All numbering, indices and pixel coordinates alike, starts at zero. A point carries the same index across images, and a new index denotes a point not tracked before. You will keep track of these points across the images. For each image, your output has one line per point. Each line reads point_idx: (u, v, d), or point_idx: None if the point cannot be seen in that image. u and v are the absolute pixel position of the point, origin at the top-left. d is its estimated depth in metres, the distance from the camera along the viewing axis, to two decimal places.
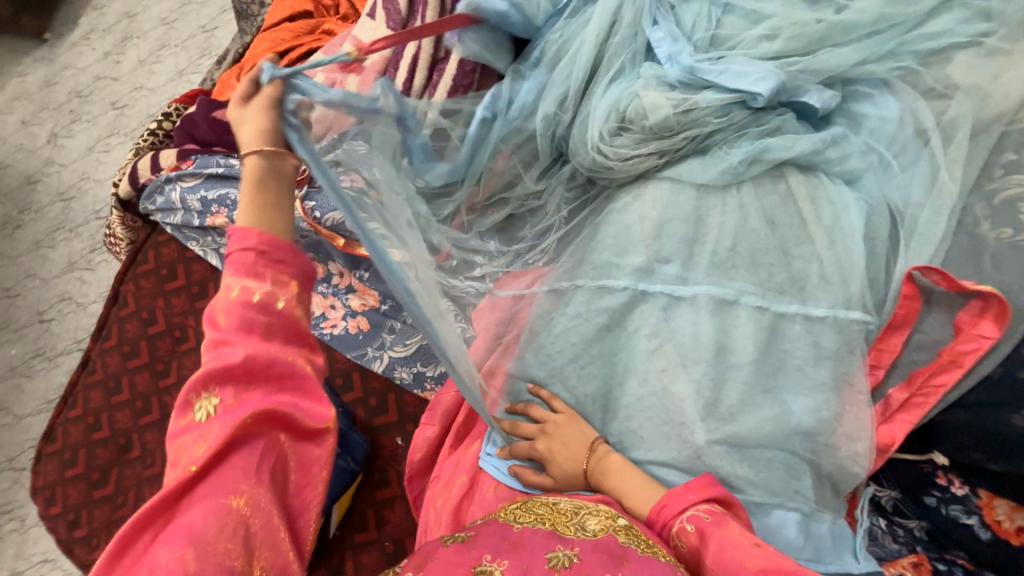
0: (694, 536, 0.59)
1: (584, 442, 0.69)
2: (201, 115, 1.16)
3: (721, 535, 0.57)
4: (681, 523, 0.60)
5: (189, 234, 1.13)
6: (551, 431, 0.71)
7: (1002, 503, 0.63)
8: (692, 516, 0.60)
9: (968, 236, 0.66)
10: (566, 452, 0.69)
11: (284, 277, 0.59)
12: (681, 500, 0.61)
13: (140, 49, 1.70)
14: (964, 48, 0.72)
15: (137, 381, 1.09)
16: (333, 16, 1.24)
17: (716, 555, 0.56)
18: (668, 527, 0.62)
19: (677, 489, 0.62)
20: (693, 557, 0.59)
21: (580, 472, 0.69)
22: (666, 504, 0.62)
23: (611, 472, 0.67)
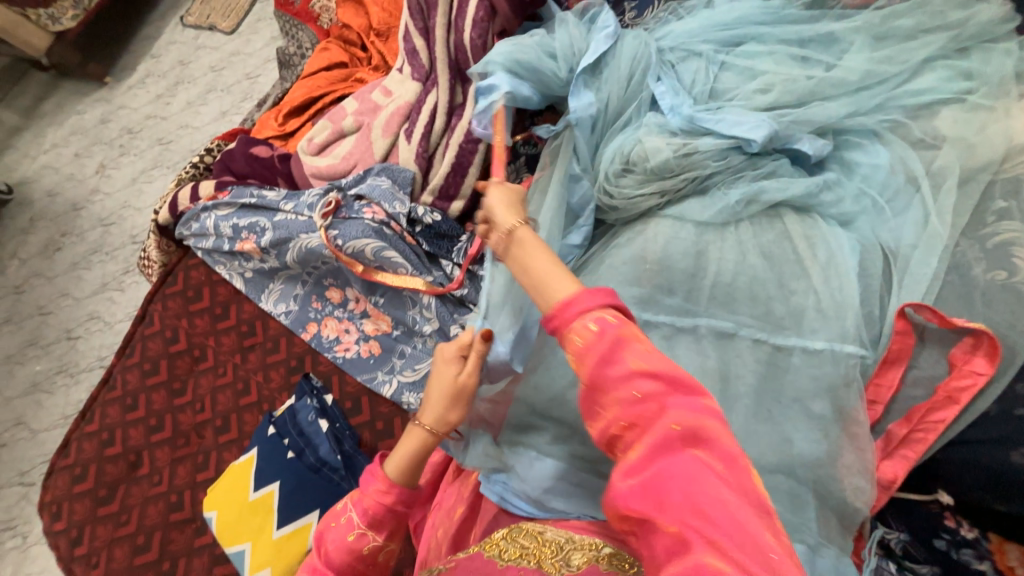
0: (594, 340, 0.49)
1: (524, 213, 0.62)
2: (239, 151, 1.27)
3: (623, 343, 0.48)
4: (581, 322, 0.50)
5: (217, 259, 1.21)
6: (505, 192, 0.66)
7: (1013, 547, 0.61)
8: (600, 317, 0.50)
9: (959, 276, 0.68)
10: (508, 205, 0.64)
11: (395, 534, 0.68)
12: (585, 301, 0.50)
13: (190, 93, 1.87)
14: (949, 103, 0.77)
15: (153, 399, 1.13)
16: (365, 66, 1.37)
17: (603, 372, 0.48)
18: (567, 326, 0.50)
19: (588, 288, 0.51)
20: (583, 358, 0.49)
21: (504, 238, 0.60)
22: (571, 302, 0.51)
23: (526, 241, 0.59)
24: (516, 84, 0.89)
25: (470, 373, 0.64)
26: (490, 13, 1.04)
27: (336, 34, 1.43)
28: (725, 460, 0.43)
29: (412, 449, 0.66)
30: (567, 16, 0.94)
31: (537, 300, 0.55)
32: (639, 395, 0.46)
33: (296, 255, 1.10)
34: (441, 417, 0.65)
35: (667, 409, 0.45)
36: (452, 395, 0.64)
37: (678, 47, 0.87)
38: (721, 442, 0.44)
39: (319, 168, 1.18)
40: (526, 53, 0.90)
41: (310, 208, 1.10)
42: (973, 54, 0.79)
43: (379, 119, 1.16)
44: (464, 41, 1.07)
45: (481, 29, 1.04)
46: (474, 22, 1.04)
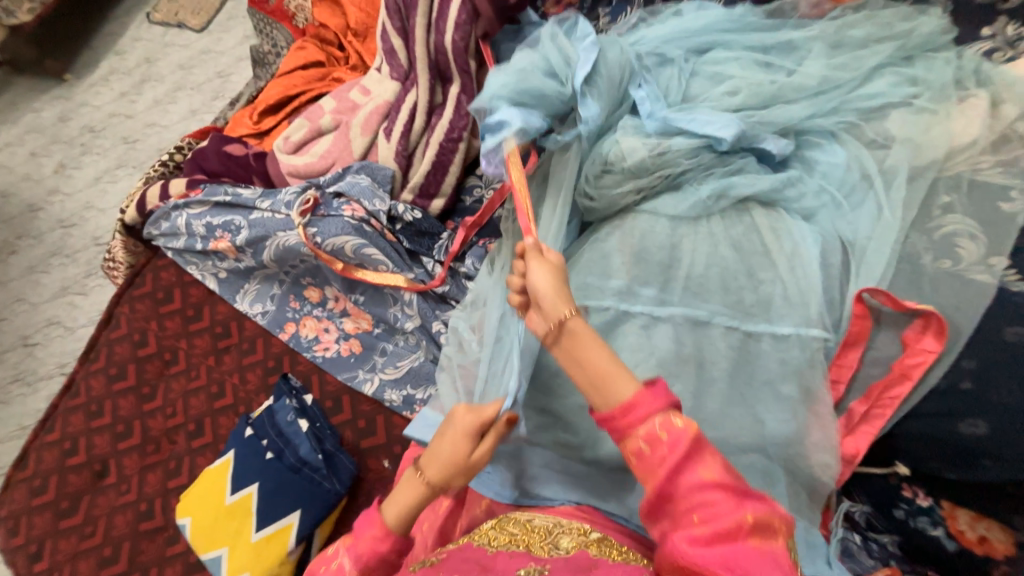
0: (665, 444, 0.54)
1: (571, 298, 0.63)
2: (213, 149, 1.24)
3: (692, 445, 0.54)
4: (648, 425, 0.55)
5: (189, 259, 1.17)
6: (551, 272, 0.64)
7: (963, 513, 0.65)
8: (668, 419, 0.55)
9: (909, 264, 0.73)
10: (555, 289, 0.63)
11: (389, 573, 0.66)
12: (654, 403, 0.56)
13: (157, 91, 1.82)
14: (898, 106, 0.83)
15: (120, 405, 1.08)
16: (343, 66, 1.36)
17: (673, 471, 0.53)
18: (636, 429, 0.55)
19: (653, 389, 0.56)
20: (654, 462, 0.54)
21: (555, 331, 0.62)
22: (638, 405, 0.56)
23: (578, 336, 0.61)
24: (527, 116, 0.83)
25: (485, 453, 0.64)
26: (473, 15, 1.05)
27: (312, 33, 1.42)
28: (780, 554, 0.50)
29: (408, 502, 0.64)
30: (551, 33, 0.90)
31: (596, 397, 0.59)
32: (707, 494, 0.52)
33: (273, 253, 1.08)
34: (444, 479, 0.64)
35: (734, 506, 0.51)
36: (462, 465, 0.64)
37: (651, 50, 0.90)
38: (776, 533, 0.51)
39: (297, 166, 1.17)
40: (529, 82, 0.84)
41: (288, 206, 1.09)
42: (917, 62, 0.85)
43: (358, 117, 1.16)
44: (446, 42, 1.08)
45: (463, 32, 1.06)
46: (456, 24, 1.06)
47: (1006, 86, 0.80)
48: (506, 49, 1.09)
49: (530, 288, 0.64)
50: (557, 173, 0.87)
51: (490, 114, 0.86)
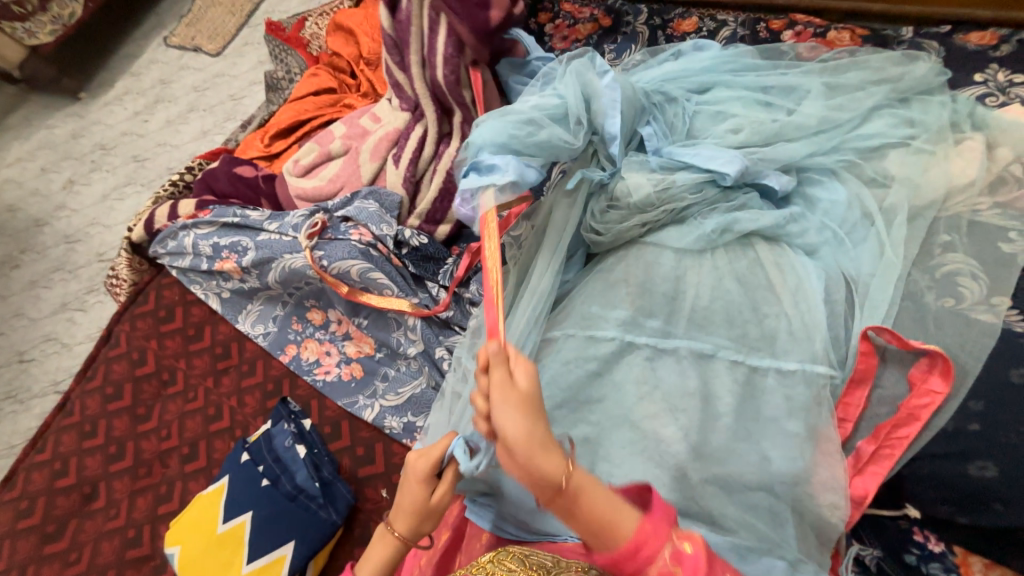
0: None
1: (544, 428, 0.57)
2: (222, 171, 1.26)
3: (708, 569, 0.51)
4: (662, 562, 0.52)
5: (193, 278, 1.18)
6: (518, 397, 0.57)
7: (976, 560, 0.65)
8: (675, 545, 0.53)
9: (913, 301, 0.73)
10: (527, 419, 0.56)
11: None
12: (661, 535, 0.52)
13: (170, 111, 1.86)
14: (895, 147, 0.85)
15: (114, 425, 1.06)
16: (354, 93, 1.40)
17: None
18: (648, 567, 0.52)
19: (652, 520, 0.53)
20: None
21: (534, 479, 0.55)
22: (644, 547, 0.52)
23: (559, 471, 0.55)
24: (524, 168, 0.78)
25: (442, 491, 0.64)
26: (459, 48, 1.08)
27: (325, 61, 1.47)
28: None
29: (385, 557, 0.66)
30: (585, 79, 0.85)
31: (599, 544, 0.54)
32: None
33: (278, 274, 1.09)
34: (415, 527, 0.65)
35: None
36: (425, 512, 0.65)
37: (655, 87, 0.93)
38: None
39: (305, 190, 1.19)
40: (536, 133, 0.80)
41: (295, 228, 1.10)
42: (913, 104, 0.88)
43: (367, 144, 1.18)
44: (438, 77, 1.11)
45: (452, 65, 1.08)
46: (445, 58, 1.08)
47: (998, 130, 0.84)
48: (509, 79, 1.15)
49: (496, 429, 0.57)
50: (560, 208, 0.87)
51: (487, 153, 0.80)
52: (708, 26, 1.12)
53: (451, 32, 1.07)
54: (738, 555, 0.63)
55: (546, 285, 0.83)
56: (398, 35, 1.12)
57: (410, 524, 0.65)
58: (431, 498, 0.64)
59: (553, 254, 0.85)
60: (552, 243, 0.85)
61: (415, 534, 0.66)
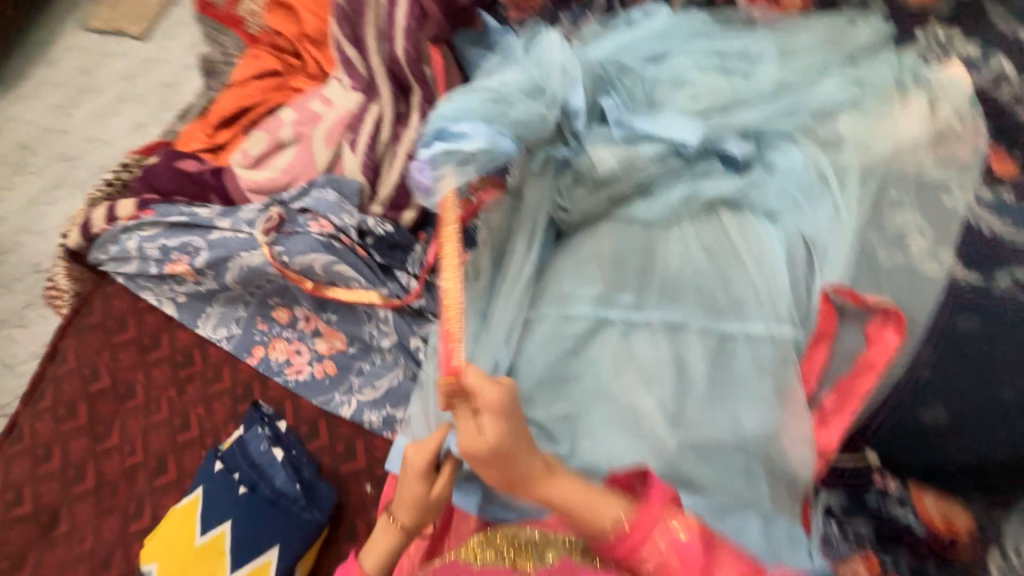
0: (676, 560, 0.55)
1: (524, 463, 0.60)
2: (163, 166, 1.17)
3: (703, 551, 0.54)
4: (655, 547, 0.56)
5: (142, 284, 1.10)
6: (490, 447, 0.59)
7: (930, 495, 0.69)
8: (670, 532, 0.56)
9: (867, 259, 0.77)
10: (507, 456, 0.60)
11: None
12: (649, 521, 0.56)
13: (96, 103, 1.70)
14: (847, 109, 0.87)
15: (71, 446, 1.00)
16: (300, 74, 1.31)
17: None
18: (641, 555, 0.56)
19: (643, 516, 0.57)
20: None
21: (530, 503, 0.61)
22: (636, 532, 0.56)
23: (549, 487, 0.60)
24: (496, 135, 0.75)
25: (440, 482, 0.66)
26: (421, 19, 1.06)
27: (265, 41, 1.36)
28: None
29: (385, 547, 0.67)
30: (550, 58, 0.83)
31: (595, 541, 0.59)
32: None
33: (237, 275, 1.03)
34: (414, 518, 0.66)
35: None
36: (425, 505, 0.66)
37: (610, 58, 0.91)
38: None
39: (257, 182, 1.12)
40: (508, 112, 0.76)
41: (250, 224, 1.04)
42: (862, 64, 0.90)
43: (320, 130, 1.12)
44: (397, 51, 1.07)
45: (413, 38, 1.06)
46: (405, 32, 1.06)
47: (939, 88, 0.88)
48: (469, 53, 1.09)
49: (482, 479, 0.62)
50: (530, 189, 0.84)
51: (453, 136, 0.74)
52: None
53: (414, 4, 1.05)
54: (716, 513, 0.65)
55: (524, 267, 0.81)
56: (349, 5, 1.08)
57: (410, 517, 0.66)
58: (431, 491, 0.65)
59: (528, 233, 0.83)
60: (526, 224, 0.83)
61: (416, 525, 0.67)
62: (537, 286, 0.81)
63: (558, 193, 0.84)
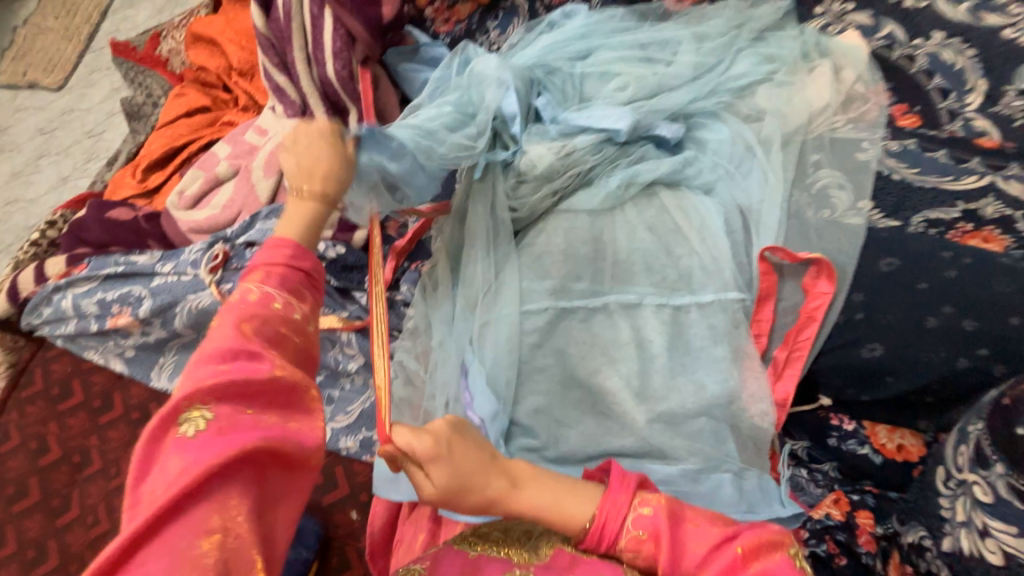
0: (648, 543, 0.55)
1: (482, 484, 0.56)
2: (93, 218, 1.11)
3: (670, 527, 0.54)
4: (625, 532, 0.55)
5: (85, 343, 1.04)
6: (443, 498, 0.55)
7: (881, 428, 0.72)
8: (637, 511, 0.56)
9: (797, 218, 0.82)
10: (463, 494, 0.56)
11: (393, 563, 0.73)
12: (618, 509, 0.55)
13: (15, 162, 1.60)
14: (762, 83, 0.93)
15: (25, 527, 0.92)
16: (231, 107, 1.28)
17: (671, 561, 0.54)
18: (615, 543, 0.56)
19: (612, 499, 0.56)
20: (648, 560, 0.55)
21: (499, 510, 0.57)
22: (608, 523, 0.55)
23: (515, 496, 0.57)
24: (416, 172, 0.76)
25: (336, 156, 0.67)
26: (349, 41, 1.03)
27: (190, 78, 1.32)
28: (785, 564, 0.51)
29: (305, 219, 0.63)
30: (476, 86, 0.85)
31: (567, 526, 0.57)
32: (704, 563, 0.53)
33: (185, 318, 0.99)
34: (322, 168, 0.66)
35: (721, 544, 0.54)
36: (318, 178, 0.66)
37: (535, 63, 0.94)
38: (778, 544, 0.53)
39: (198, 222, 1.08)
40: (437, 145, 0.79)
41: (194, 264, 1.00)
42: (769, 41, 0.97)
43: (257, 160, 1.09)
44: (328, 74, 1.05)
45: (344, 59, 1.03)
46: (334, 54, 1.03)
47: (840, 54, 0.95)
48: (401, 68, 1.10)
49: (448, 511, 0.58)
50: (476, 199, 0.86)
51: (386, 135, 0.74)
52: None
53: (337, 24, 1.02)
54: (691, 477, 0.68)
55: (480, 274, 0.82)
56: (276, 34, 1.07)
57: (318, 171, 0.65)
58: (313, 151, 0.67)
59: (482, 241, 0.84)
60: (476, 232, 0.84)
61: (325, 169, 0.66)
62: (496, 289, 0.80)
63: (507, 195, 0.85)
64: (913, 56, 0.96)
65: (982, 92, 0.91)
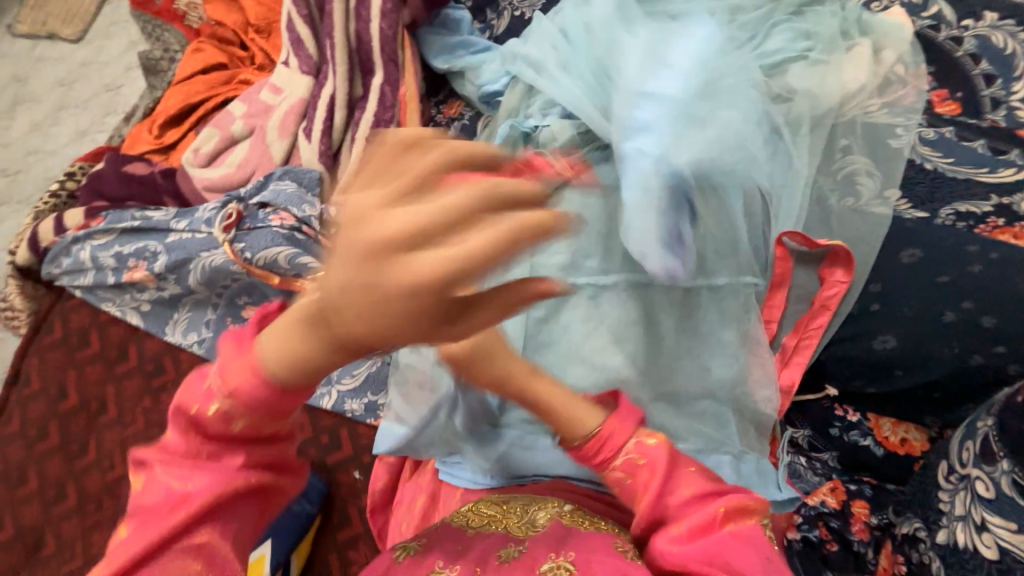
0: (644, 470, 0.56)
1: (507, 353, 0.59)
2: (110, 172, 1.12)
3: (667, 466, 0.56)
4: (622, 454, 0.57)
5: (102, 295, 1.06)
6: (467, 357, 0.58)
7: (886, 421, 0.71)
8: (639, 439, 0.58)
9: (819, 205, 0.80)
10: (474, 356, 0.58)
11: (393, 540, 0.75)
12: (624, 427, 0.58)
13: (34, 113, 1.61)
14: (796, 61, 0.88)
15: (47, 468, 0.97)
16: (247, 65, 1.26)
17: (658, 497, 0.55)
18: (610, 460, 0.57)
19: (620, 416, 0.59)
20: (636, 488, 0.56)
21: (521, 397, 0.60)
22: (613, 431, 0.58)
23: (534, 383, 0.60)
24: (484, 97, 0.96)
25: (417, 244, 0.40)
26: (396, 3, 1.06)
27: (206, 32, 1.30)
28: (756, 530, 0.53)
29: (299, 340, 0.45)
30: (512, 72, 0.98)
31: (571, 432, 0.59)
32: (688, 507, 0.54)
33: (199, 276, 1.00)
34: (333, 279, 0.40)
35: (708, 497, 0.54)
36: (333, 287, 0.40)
37: (561, 34, 0.93)
38: (751, 510, 0.54)
39: (212, 180, 1.08)
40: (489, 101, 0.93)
41: (208, 223, 1.01)
42: (808, 16, 0.91)
43: (273, 121, 1.09)
44: (369, 31, 1.06)
45: (390, 20, 1.05)
46: (382, 13, 1.05)
47: (881, 33, 0.90)
48: (430, 34, 1.09)
49: (471, 380, 0.60)
50: None
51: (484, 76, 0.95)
52: None
53: None
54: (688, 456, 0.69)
55: None
56: None
57: (322, 286, 0.41)
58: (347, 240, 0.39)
59: None
60: None
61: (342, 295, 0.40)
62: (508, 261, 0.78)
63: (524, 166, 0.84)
64: (959, 38, 0.91)
65: None
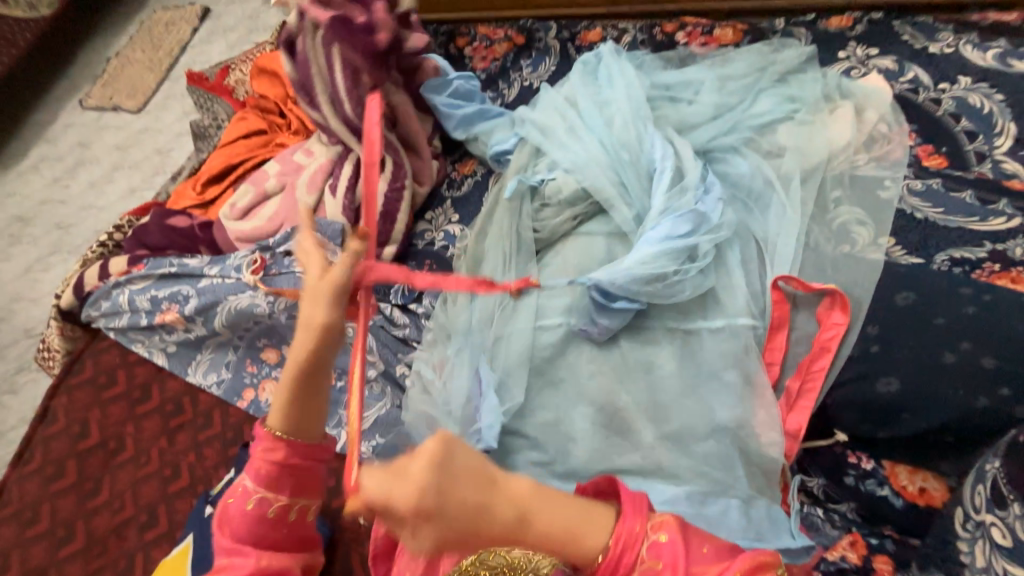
0: (663, 574, 0.48)
1: (487, 512, 0.45)
2: (154, 224, 1.23)
3: (683, 558, 0.48)
4: (639, 566, 0.48)
5: (133, 336, 1.13)
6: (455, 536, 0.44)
7: (903, 468, 0.69)
8: (651, 537, 0.49)
9: (814, 251, 0.83)
10: (464, 533, 0.44)
11: None
12: (633, 535, 0.49)
13: (92, 173, 1.79)
14: (783, 122, 0.95)
15: (60, 506, 0.98)
16: (284, 130, 1.40)
17: None
18: (628, 574, 0.49)
19: (626, 520, 0.50)
20: None
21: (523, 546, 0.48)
22: (626, 542, 0.49)
23: (532, 528, 0.47)
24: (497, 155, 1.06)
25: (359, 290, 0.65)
26: (356, 76, 1.08)
27: (252, 104, 1.47)
28: None
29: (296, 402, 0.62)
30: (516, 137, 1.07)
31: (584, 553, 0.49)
32: None
33: (224, 318, 1.06)
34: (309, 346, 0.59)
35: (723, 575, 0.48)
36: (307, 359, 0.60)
37: (564, 97, 1.02)
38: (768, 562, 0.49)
39: (245, 231, 1.18)
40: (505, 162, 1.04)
41: (237, 270, 1.09)
42: (791, 83, 1.00)
43: (302, 178, 1.19)
44: (349, 113, 1.10)
45: (355, 97, 1.08)
46: (348, 93, 1.08)
47: (862, 96, 0.97)
48: (436, 102, 1.16)
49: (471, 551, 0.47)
50: (502, 220, 0.92)
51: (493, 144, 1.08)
52: (612, 35, 1.22)
53: (346, 64, 1.07)
54: (695, 500, 0.67)
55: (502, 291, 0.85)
56: (301, 78, 1.10)
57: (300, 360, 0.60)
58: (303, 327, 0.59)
59: (505, 259, 0.89)
60: (500, 252, 0.90)
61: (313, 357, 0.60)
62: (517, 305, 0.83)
63: (532, 216, 0.91)
64: (937, 99, 0.98)
65: (1013, 134, 0.92)
